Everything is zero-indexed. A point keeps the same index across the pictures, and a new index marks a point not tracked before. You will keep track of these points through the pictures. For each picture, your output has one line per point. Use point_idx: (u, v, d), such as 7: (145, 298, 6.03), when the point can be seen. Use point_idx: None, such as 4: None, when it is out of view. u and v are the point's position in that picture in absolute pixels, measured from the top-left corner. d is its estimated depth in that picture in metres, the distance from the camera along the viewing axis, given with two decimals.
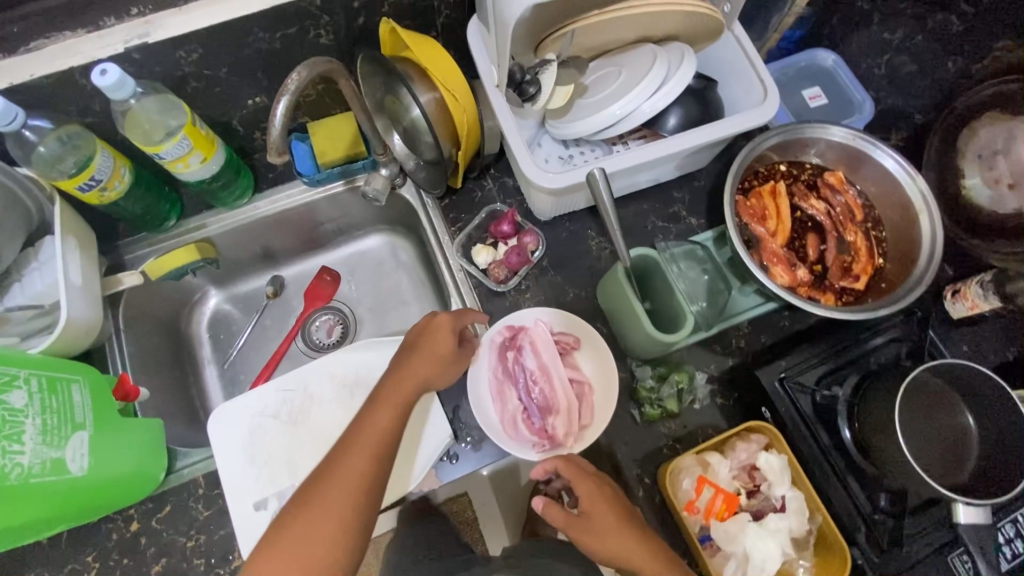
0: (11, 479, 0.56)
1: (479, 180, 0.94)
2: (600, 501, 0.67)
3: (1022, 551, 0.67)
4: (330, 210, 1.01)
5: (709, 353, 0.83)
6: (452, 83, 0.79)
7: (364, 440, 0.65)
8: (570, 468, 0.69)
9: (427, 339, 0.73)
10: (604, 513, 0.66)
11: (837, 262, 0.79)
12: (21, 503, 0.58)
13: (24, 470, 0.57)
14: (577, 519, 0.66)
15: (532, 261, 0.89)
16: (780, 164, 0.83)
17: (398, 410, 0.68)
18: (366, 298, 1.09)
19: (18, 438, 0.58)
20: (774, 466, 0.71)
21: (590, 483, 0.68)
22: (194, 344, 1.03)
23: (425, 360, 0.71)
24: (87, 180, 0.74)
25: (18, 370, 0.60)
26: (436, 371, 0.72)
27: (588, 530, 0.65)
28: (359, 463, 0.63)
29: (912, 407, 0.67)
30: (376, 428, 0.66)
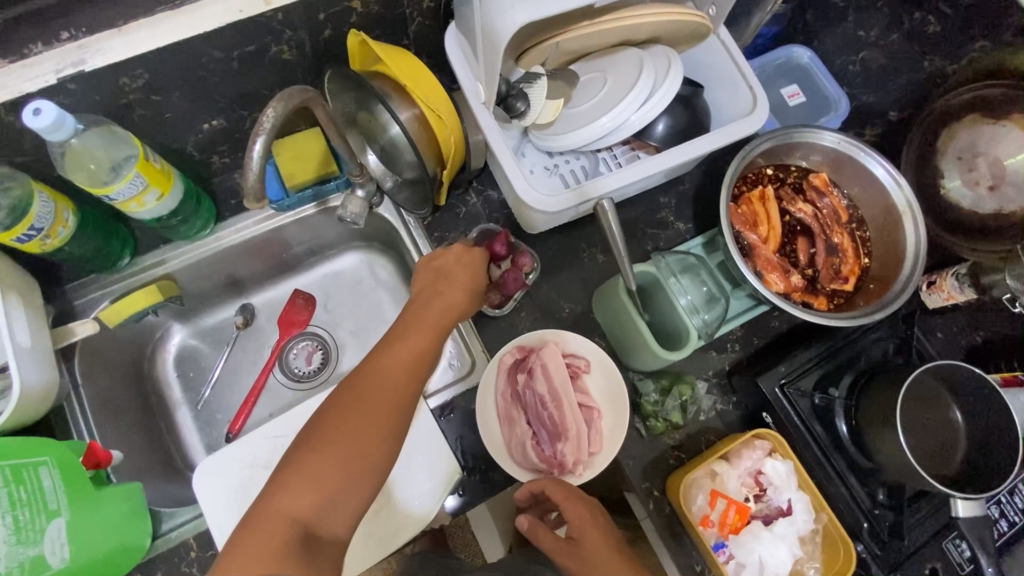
0: None
1: (463, 196, 0.90)
2: (591, 529, 0.69)
3: (1006, 529, 0.73)
4: (301, 232, 0.94)
5: (707, 360, 0.84)
6: (431, 97, 0.73)
7: (406, 357, 0.64)
8: (561, 493, 0.70)
9: (459, 265, 0.73)
10: (595, 538, 0.68)
11: (828, 265, 0.80)
12: None
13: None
14: (566, 543, 0.69)
15: (527, 285, 0.83)
16: (768, 167, 0.83)
17: (439, 331, 0.68)
18: (346, 321, 1.03)
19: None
20: (780, 472, 0.73)
21: (583, 510, 0.70)
22: (161, 386, 0.95)
23: (461, 287, 0.71)
24: (25, 231, 0.65)
25: None
26: (470, 298, 0.72)
27: (571, 551, 0.68)
28: (400, 378, 0.62)
29: (907, 407, 0.70)
30: (418, 345, 0.65)
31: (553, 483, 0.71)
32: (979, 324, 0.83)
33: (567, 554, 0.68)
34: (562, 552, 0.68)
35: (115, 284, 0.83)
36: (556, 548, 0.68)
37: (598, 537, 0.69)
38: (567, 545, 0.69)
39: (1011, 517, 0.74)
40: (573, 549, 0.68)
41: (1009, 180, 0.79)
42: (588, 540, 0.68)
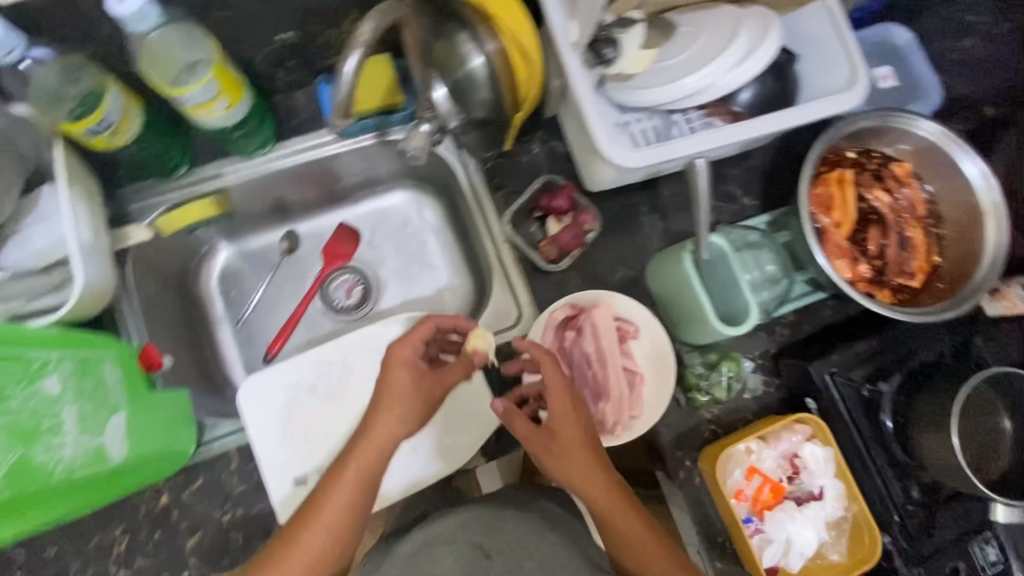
0: (54, 474, 0.56)
1: (526, 144, 0.86)
2: (569, 423, 0.65)
3: None
4: (356, 163, 0.92)
5: (755, 341, 0.83)
6: (508, 15, 0.69)
7: (330, 504, 0.61)
8: (550, 379, 0.67)
9: (386, 387, 0.65)
10: (570, 432, 0.65)
11: (897, 259, 0.78)
12: (72, 488, 0.58)
13: (65, 466, 0.56)
14: (540, 434, 0.65)
15: (585, 243, 0.82)
16: (850, 151, 0.80)
17: (363, 478, 0.63)
18: (388, 260, 1.02)
19: (57, 430, 0.56)
20: (818, 457, 0.73)
21: (568, 403, 0.66)
22: (205, 301, 0.95)
23: (385, 418, 0.64)
24: (94, 125, 0.64)
25: (49, 354, 0.55)
26: (398, 428, 0.64)
27: (543, 439, 0.65)
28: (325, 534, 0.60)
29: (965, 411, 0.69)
30: (343, 497, 0.62)
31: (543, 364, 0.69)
32: None
33: (539, 441, 0.66)
34: (535, 437, 0.66)
35: (173, 193, 0.82)
36: (529, 432, 0.66)
37: (575, 432, 0.65)
38: (542, 433, 0.66)
39: None
40: (546, 438, 0.65)
41: None
42: (563, 434, 0.65)
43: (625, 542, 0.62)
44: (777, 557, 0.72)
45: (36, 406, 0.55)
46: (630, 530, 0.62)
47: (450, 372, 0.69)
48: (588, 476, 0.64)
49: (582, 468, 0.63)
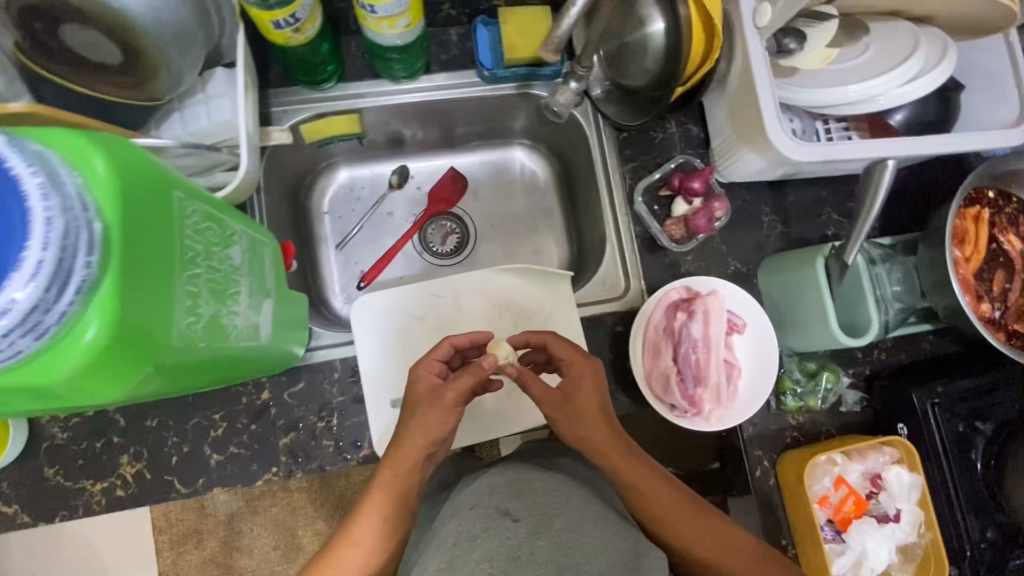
0: (232, 340, 0.51)
1: (663, 121, 0.86)
2: (584, 385, 0.70)
3: None
4: (488, 109, 0.92)
5: (853, 358, 0.83)
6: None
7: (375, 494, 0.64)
8: (557, 346, 0.72)
9: (417, 401, 0.67)
10: (584, 395, 0.69)
11: (1017, 304, 0.78)
12: (227, 365, 0.53)
13: (240, 333, 0.53)
14: (556, 397, 0.70)
15: (713, 229, 0.82)
16: (989, 190, 0.80)
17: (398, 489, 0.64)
18: (489, 214, 1.03)
19: (237, 298, 0.52)
20: (902, 481, 0.74)
21: (576, 362, 0.71)
22: (311, 218, 0.97)
23: (413, 436, 0.65)
24: (285, 17, 0.66)
25: (236, 225, 0.53)
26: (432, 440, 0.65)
27: (561, 400, 0.69)
28: (376, 516, 0.62)
29: None
30: (383, 490, 0.64)
31: (555, 343, 0.72)
32: None
33: (556, 403, 0.69)
34: (551, 401, 0.70)
35: (320, 103, 0.83)
36: (545, 397, 0.70)
37: (591, 394, 0.69)
38: (557, 393, 0.70)
39: None
40: (562, 400, 0.69)
41: None
42: (579, 396, 0.69)
43: (651, 499, 0.66)
44: (848, 565, 0.74)
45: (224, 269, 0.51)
46: (654, 489, 0.66)
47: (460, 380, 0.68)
48: (602, 439, 0.67)
49: (599, 431, 0.67)
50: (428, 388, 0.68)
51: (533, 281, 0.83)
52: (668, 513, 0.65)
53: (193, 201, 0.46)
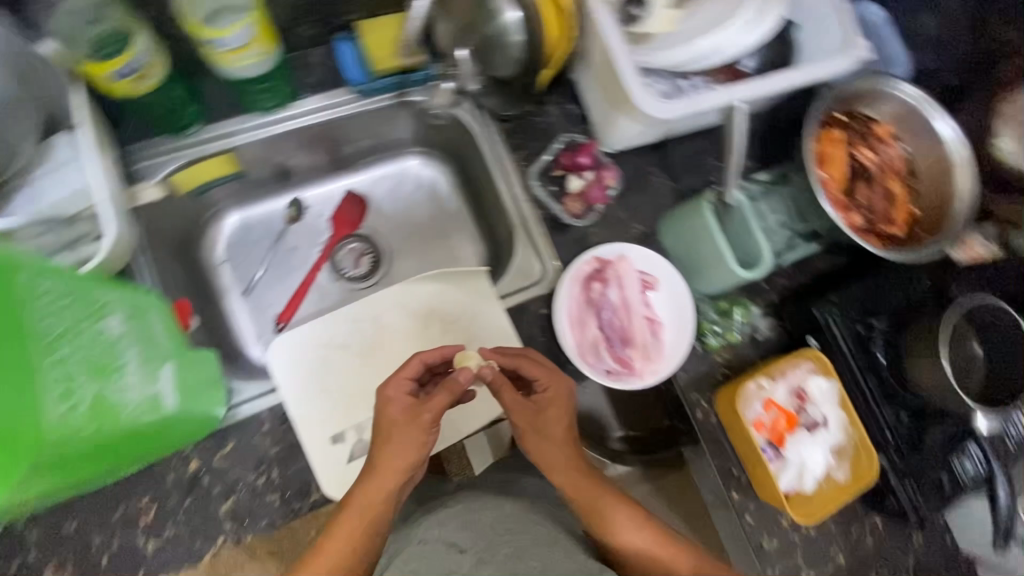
0: (123, 417, 0.56)
1: (543, 105, 0.88)
2: (556, 405, 0.73)
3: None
4: (369, 124, 0.91)
5: (760, 290, 0.90)
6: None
7: (345, 524, 0.66)
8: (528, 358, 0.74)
9: (394, 425, 0.68)
10: (552, 416, 0.72)
11: (879, 208, 0.87)
12: (138, 436, 0.59)
13: (131, 408, 0.57)
14: (527, 408, 0.73)
15: (608, 198, 0.87)
16: (840, 113, 0.88)
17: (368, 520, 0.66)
18: (397, 228, 1.02)
19: (121, 370, 0.57)
20: (822, 390, 0.81)
21: (549, 374, 0.74)
22: (209, 270, 0.93)
23: (391, 462, 0.67)
24: (120, 68, 0.65)
25: (105, 296, 0.58)
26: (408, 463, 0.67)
27: (530, 413, 0.73)
28: (340, 546, 0.65)
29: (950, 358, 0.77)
30: (354, 522, 0.65)
31: (527, 361, 0.73)
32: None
33: (525, 417, 0.73)
34: (521, 413, 0.73)
35: (186, 150, 0.79)
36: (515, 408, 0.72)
37: (558, 417, 0.73)
38: (529, 406, 0.73)
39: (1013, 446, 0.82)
40: (532, 415, 0.72)
41: None
42: (550, 414, 0.72)
43: (596, 511, 0.71)
44: (790, 479, 0.79)
45: (100, 344, 0.57)
46: (604, 501, 0.71)
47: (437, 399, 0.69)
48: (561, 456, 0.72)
49: (560, 449, 0.72)
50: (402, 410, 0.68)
51: (450, 282, 0.82)
52: (615, 522, 0.70)
53: (48, 278, 0.52)
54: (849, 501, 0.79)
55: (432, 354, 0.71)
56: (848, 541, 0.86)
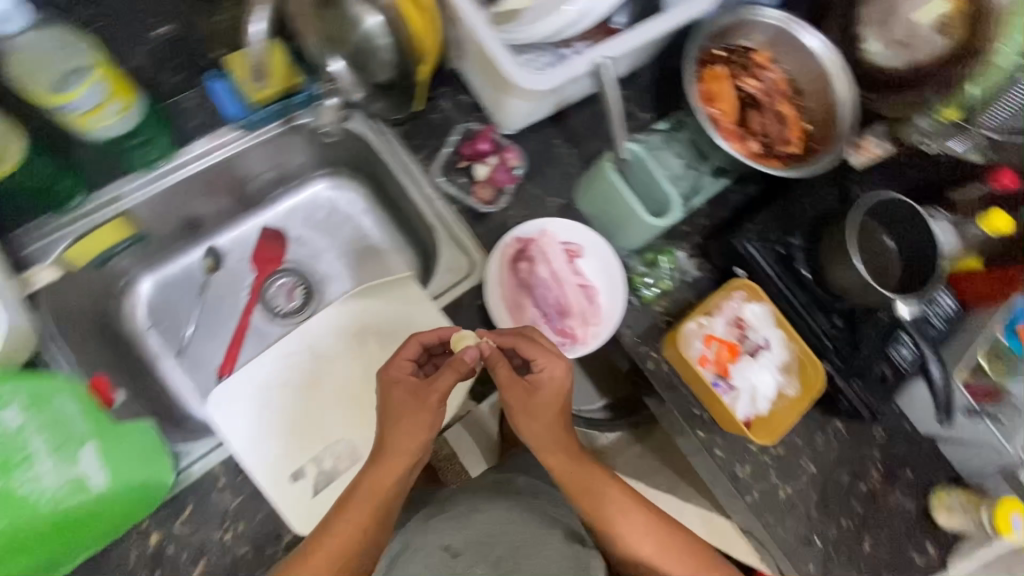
0: (37, 501, 0.60)
1: (434, 101, 0.88)
2: (551, 387, 0.71)
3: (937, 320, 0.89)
4: (264, 157, 0.90)
5: (683, 234, 0.93)
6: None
7: (347, 517, 0.66)
8: (522, 338, 0.72)
9: (402, 407, 0.69)
10: (546, 396, 0.71)
11: (775, 131, 0.90)
12: (68, 518, 0.62)
13: (45, 492, 0.61)
14: (527, 386, 0.72)
15: (516, 177, 0.86)
16: (717, 50, 0.90)
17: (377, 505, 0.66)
18: (323, 254, 1.00)
19: (27, 459, 0.60)
20: (757, 314, 0.84)
21: (550, 353, 0.72)
22: (135, 340, 0.90)
23: (403, 441, 0.67)
24: None
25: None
26: (416, 443, 0.68)
27: (524, 392, 0.71)
28: (341, 540, 0.65)
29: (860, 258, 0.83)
30: (358, 516, 0.65)
31: (527, 339, 0.73)
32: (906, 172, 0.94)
33: (519, 396, 0.71)
34: (513, 391, 0.72)
35: (72, 224, 0.77)
36: (511, 386, 0.71)
37: (551, 400, 0.71)
38: (523, 386, 0.72)
39: (937, 323, 0.89)
40: (526, 394, 0.71)
41: (921, 35, 0.88)
42: (545, 396, 0.71)
43: (586, 490, 0.72)
44: (744, 405, 0.82)
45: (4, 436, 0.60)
46: (598, 481, 0.73)
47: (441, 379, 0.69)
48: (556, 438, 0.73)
49: (555, 431, 0.72)
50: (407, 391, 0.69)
51: (377, 296, 0.81)
52: (605, 502, 0.72)
53: None
54: (803, 413, 0.82)
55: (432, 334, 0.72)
56: (815, 448, 0.90)
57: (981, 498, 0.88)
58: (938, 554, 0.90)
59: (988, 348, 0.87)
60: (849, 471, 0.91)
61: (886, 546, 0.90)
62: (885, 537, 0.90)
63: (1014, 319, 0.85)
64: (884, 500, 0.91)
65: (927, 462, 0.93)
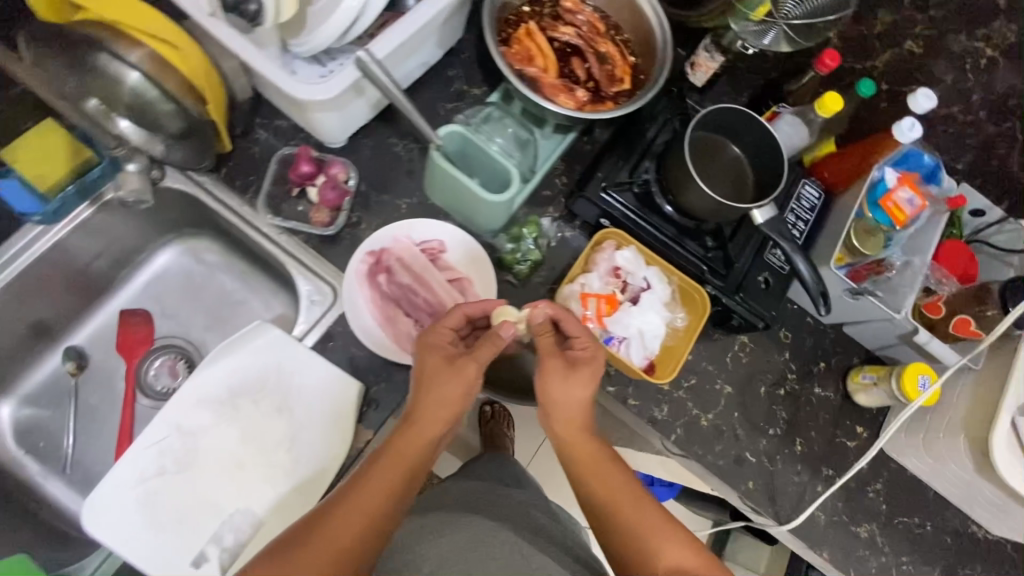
0: None
1: (250, 135, 0.84)
2: (589, 364, 0.72)
3: (796, 222, 0.89)
4: (89, 242, 0.84)
5: (544, 200, 0.92)
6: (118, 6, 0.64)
7: (364, 495, 0.63)
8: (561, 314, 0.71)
9: (440, 377, 0.70)
10: (584, 374, 0.71)
11: (603, 73, 0.88)
12: None
13: None
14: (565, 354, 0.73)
15: (350, 190, 0.83)
16: (524, 7, 0.88)
17: (403, 473, 0.66)
18: (198, 319, 0.96)
19: None
20: (629, 259, 0.84)
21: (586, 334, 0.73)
22: (12, 469, 0.84)
23: (437, 408, 0.69)
24: None
25: None
26: (450, 414, 0.70)
27: (563, 368, 0.71)
28: (355, 512, 0.62)
29: (711, 180, 0.84)
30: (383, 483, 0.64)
31: (570, 317, 0.72)
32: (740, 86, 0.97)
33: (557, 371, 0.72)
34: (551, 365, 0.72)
35: None
36: (551, 355, 0.72)
37: (585, 382, 0.72)
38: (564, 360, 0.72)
39: (805, 217, 0.90)
40: (565, 367, 0.71)
41: None
42: (583, 373, 0.71)
43: (602, 476, 0.70)
44: (637, 352, 0.82)
45: None
46: (618, 475, 0.70)
47: (480, 348, 0.70)
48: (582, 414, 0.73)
49: (581, 408, 0.73)
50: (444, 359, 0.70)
51: (238, 352, 0.75)
52: (621, 488, 0.69)
53: None
54: (695, 338, 0.85)
55: (476, 306, 0.73)
56: (727, 369, 0.91)
57: (890, 369, 0.88)
58: (867, 433, 0.92)
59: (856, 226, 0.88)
60: (765, 381, 0.92)
61: (817, 441, 0.91)
62: (815, 433, 0.91)
63: (875, 194, 0.86)
64: (806, 397, 0.93)
65: (836, 348, 0.96)
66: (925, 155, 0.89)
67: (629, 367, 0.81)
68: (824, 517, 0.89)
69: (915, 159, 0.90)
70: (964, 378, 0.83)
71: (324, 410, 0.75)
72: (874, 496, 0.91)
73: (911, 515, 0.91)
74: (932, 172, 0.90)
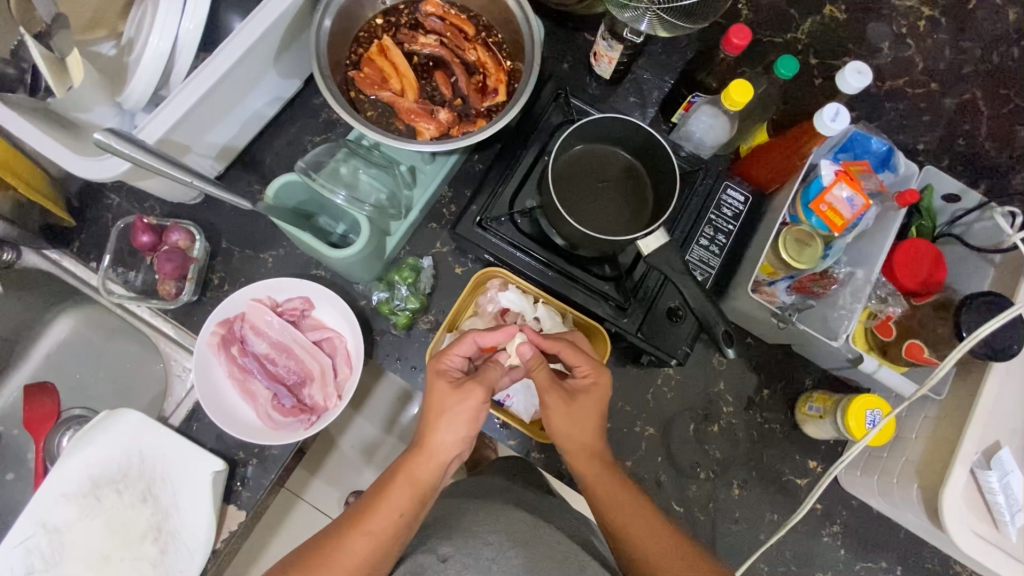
0: None
1: (101, 201, 0.80)
2: (594, 393, 0.62)
3: (712, 238, 0.76)
4: None
5: (430, 234, 0.83)
6: None
7: (374, 531, 0.55)
8: (569, 349, 0.63)
9: (455, 400, 0.59)
10: (587, 402, 0.62)
11: (473, 86, 0.76)
12: None
13: None
14: (563, 390, 0.62)
15: (194, 257, 0.77)
16: (377, 17, 0.76)
17: (418, 496, 0.57)
18: (104, 386, 0.84)
19: None
20: (515, 300, 0.75)
21: (593, 365, 0.63)
22: None
23: (435, 430, 0.58)
24: None
25: None
26: (454, 444, 0.59)
27: (564, 399, 0.61)
28: (369, 546, 0.54)
29: (598, 203, 0.72)
30: (400, 504, 0.56)
31: (569, 346, 0.63)
32: (664, 67, 0.83)
33: (557, 406, 0.61)
34: (551, 402, 0.62)
35: None
36: (547, 391, 0.62)
37: (592, 410, 0.62)
38: (564, 394, 0.62)
39: (726, 229, 0.76)
40: (566, 404, 0.61)
41: None
42: (585, 399, 0.62)
43: (627, 504, 0.60)
44: (529, 405, 0.75)
45: None
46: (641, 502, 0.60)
47: (488, 371, 0.61)
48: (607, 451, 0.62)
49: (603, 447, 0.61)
50: (452, 387, 0.59)
51: (100, 439, 0.72)
52: (647, 526, 0.59)
53: None
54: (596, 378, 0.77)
55: (489, 336, 0.63)
56: (648, 408, 0.80)
57: (838, 399, 0.75)
58: (821, 469, 0.80)
59: (788, 232, 0.73)
60: (694, 417, 0.81)
61: (758, 484, 0.80)
62: (756, 472, 0.80)
63: (806, 195, 0.71)
64: (745, 432, 0.81)
65: (785, 371, 0.82)
66: (875, 139, 0.75)
67: (518, 426, 0.75)
68: (767, 567, 0.79)
69: (862, 145, 0.75)
70: (926, 410, 0.70)
71: (188, 493, 0.71)
72: (830, 540, 0.79)
73: (877, 559, 0.79)
74: (885, 158, 0.75)
